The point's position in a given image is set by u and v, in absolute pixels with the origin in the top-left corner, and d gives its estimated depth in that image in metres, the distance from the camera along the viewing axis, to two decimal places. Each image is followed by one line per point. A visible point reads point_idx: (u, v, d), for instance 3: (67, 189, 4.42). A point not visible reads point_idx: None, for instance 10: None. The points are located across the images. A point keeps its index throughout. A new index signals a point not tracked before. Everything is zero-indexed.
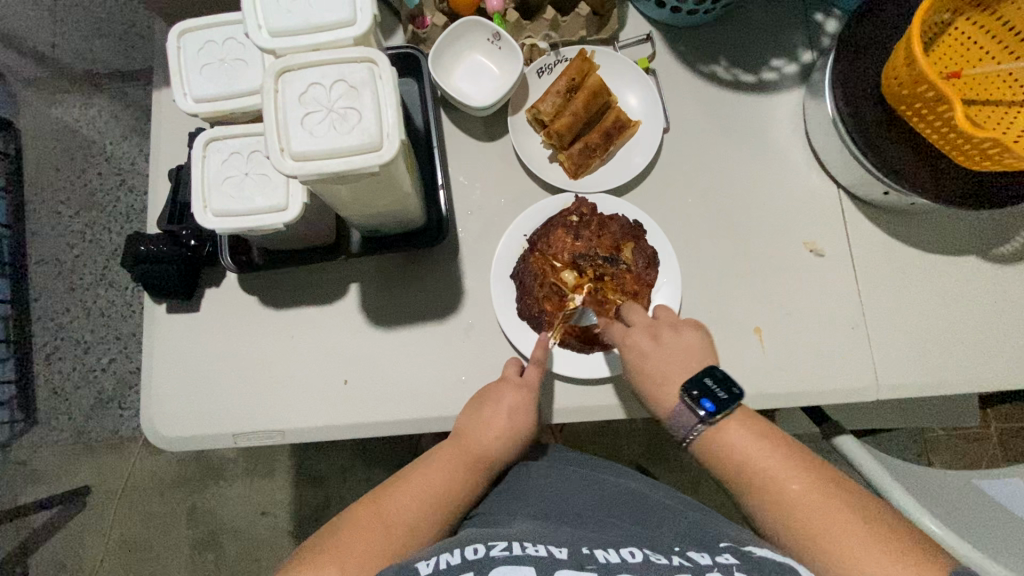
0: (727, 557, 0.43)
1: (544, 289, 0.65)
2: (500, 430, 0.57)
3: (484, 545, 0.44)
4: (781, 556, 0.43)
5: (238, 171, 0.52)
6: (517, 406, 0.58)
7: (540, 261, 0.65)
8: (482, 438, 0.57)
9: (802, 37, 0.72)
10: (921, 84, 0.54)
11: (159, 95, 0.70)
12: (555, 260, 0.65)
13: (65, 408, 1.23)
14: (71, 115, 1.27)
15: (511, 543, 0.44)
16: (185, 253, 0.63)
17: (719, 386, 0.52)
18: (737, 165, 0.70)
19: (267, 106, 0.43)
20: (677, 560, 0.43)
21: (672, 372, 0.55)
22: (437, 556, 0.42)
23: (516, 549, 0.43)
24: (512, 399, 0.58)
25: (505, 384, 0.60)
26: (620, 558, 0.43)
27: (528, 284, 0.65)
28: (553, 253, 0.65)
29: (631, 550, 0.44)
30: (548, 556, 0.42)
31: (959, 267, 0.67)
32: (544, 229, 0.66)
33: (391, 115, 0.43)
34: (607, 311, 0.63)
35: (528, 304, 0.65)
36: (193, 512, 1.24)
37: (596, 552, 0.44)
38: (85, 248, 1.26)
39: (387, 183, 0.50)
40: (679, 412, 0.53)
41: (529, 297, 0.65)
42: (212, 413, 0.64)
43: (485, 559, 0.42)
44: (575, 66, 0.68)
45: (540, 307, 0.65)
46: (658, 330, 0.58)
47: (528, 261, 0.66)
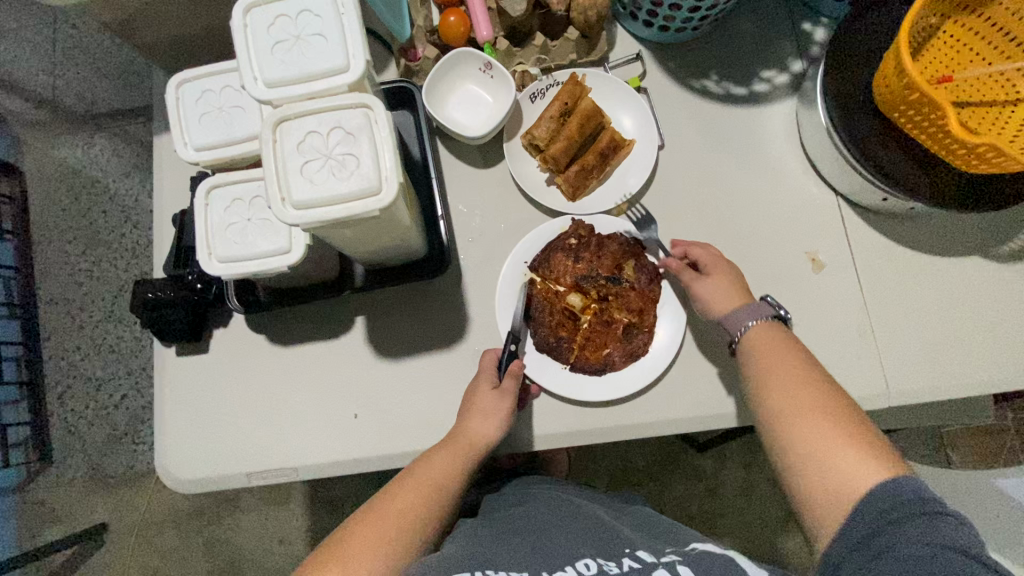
0: (670, 557, 0.49)
1: (552, 317, 0.66)
2: (479, 429, 0.58)
3: (454, 573, 0.47)
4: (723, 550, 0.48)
5: (240, 217, 0.53)
6: (498, 403, 0.59)
7: (544, 289, 0.66)
8: (463, 438, 0.57)
9: (791, 47, 0.73)
10: (911, 91, 0.55)
11: (160, 141, 0.71)
12: (558, 288, 0.66)
13: (80, 447, 1.22)
14: (74, 156, 1.30)
15: (475, 573, 0.46)
16: (192, 297, 0.64)
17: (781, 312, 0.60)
18: (733, 178, 0.71)
19: (267, 157, 0.44)
20: (626, 565, 0.48)
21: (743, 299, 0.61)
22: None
23: (485, 574, 0.46)
24: (486, 400, 0.59)
25: (483, 385, 0.60)
26: (577, 571, 0.47)
27: (533, 315, 0.66)
28: (555, 279, 0.66)
29: (586, 562, 0.49)
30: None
31: (964, 268, 0.67)
32: (545, 257, 0.66)
33: (388, 159, 0.44)
34: (614, 327, 0.65)
35: (545, 336, 0.65)
36: (211, 543, 1.28)
37: (557, 572, 0.48)
38: (93, 286, 1.27)
39: (388, 222, 0.51)
40: (758, 306, 0.58)
41: (537, 328, 0.66)
42: (225, 453, 0.65)
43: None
44: (568, 90, 0.69)
45: (552, 336, 0.65)
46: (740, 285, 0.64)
47: (531, 291, 0.66)
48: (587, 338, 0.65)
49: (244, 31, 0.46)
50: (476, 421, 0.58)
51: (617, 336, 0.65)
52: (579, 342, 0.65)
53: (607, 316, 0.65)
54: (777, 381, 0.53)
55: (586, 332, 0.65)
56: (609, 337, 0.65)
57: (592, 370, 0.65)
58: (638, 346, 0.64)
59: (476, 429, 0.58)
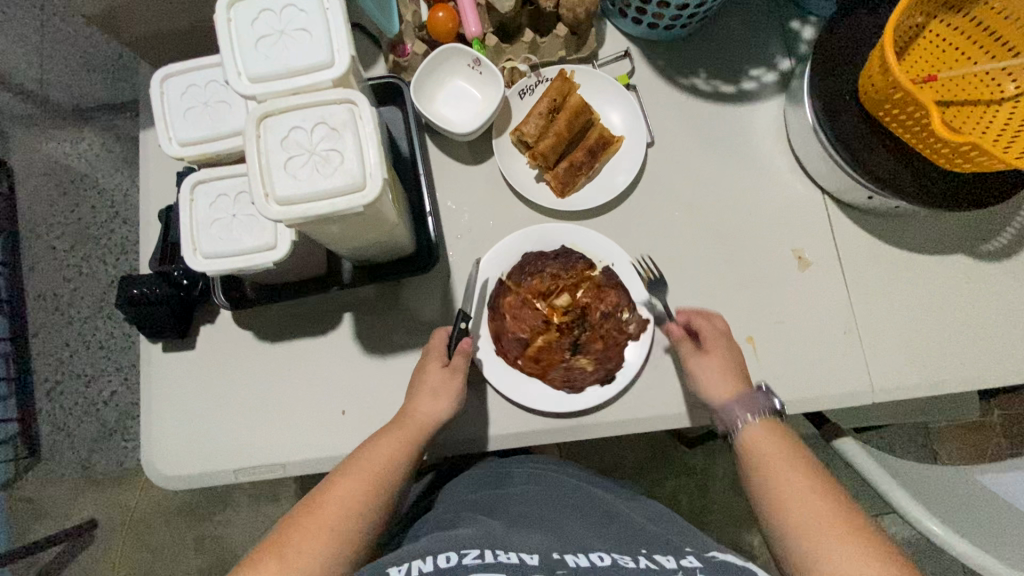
0: (691, 561, 0.46)
1: (538, 283, 0.67)
2: (425, 411, 0.57)
3: (457, 552, 0.45)
4: (742, 561, 0.46)
5: (225, 213, 0.52)
6: (444, 378, 0.59)
7: (552, 262, 0.68)
8: (407, 421, 0.57)
9: (779, 45, 0.73)
10: (895, 91, 0.55)
11: (146, 135, 0.70)
12: (567, 275, 0.67)
13: (69, 443, 1.24)
14: (62, 151, 1.28)
15: (484, 551, 0.45)
16: (177, 293, 0.63)
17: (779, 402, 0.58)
18: (721, 175, 0.71)
19: (250, 153, 0.43)
20: (644, 563, 0.45)
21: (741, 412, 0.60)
22: (409, 562, 0.44)
23: (489, 556, 0.44)
24: (433, 377, 0.59)
25: (433, 364, 0.59)
26: (590, 563, 0.45)
27: (524, 274, 0.67)
28: (570, 268, 0.68)
29: (600, 554, 0.46)
30: (520, 562, 0.44)
31: (948, 266, 0.68)
32: (569, 248, 0.68)
33: (373, 155, 0.44)
34: (530, 326, 0.66)
35: (532, 260, 0.68)
36: (200, 539, 1.24)
37: (566, 556, 0.45)
38: (82, 282, 1.26)
39: (374, 218, 0.51)
40: (753, 399, 0.56)
41: (519, 279, 0.67)
42: (212, 449, 0.65)
43: (457, 567, 0.43)
44: (557, 86, 0.68)
45: (514, 293, 0.67)
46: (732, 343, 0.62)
47: (540, 255, 0.68)
48: (530, 326, 0.66)
49: (227, 25, 0.46)
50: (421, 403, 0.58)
51: (556, 356, 0.65)
52: (519, 312, 0.66)
53: (563, 342, 0.66)
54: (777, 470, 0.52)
55: (543, 321, 0.66)
56: (547, 353, 0.65)
57: (501, 348, 0.66)
58: (564, 379, 0.65)
59: (420, 415, 0.57)
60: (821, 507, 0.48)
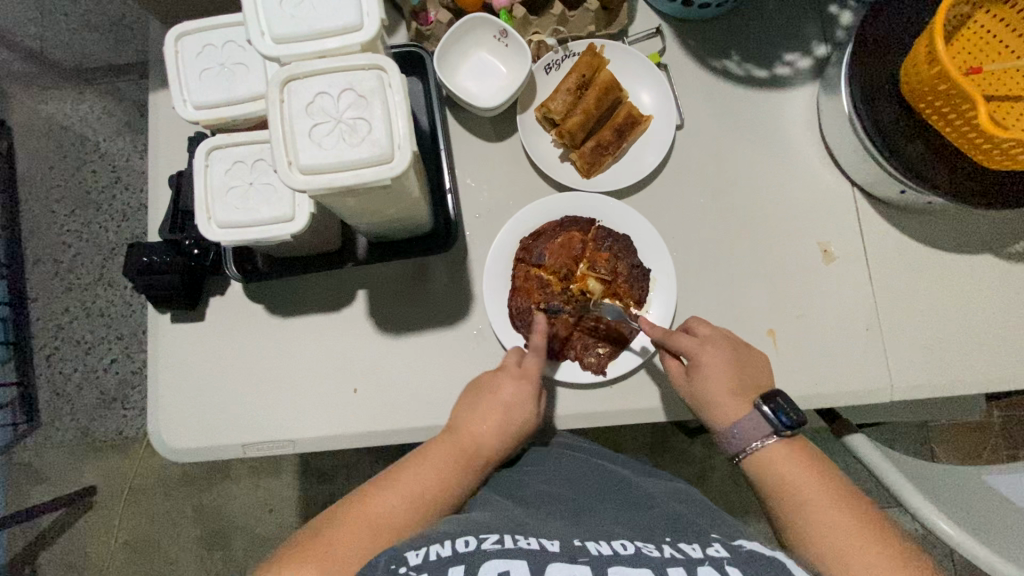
0: (718, 549, 0.43)
1: (606, 255, 0.64)
2: (480, 433, 0.56)
3: (475, 538, 0.43)
4: (770, 550, 0.44)
5: (242, 181, 0.50)
6: (512, 404, 0.57)
7: (625, 264, 0.64)
8: (465, 436, 0.55)
9: (816, 30, 0.70)
10: (941, 81, 0.53)
11: (156, 98, 0.68)
12: (620, 286, 0.64)
13: (69, 410, 1.22)
14: (63, 112, 1.25)
15: (503, 536, 0.43)
16: (189, 262, 0.62)
17: (791, 407, 0.54)
18: (749, 163, 0.69)
19: (273, 118, 0.41)
20: (669, 553, 0.43)
21: (748, 383, 0.56)
22: (427, 546, 0.42)
23: (508, 542, 0.42)
24: (503, 399, 0.57)
25: (503, 374, 0.59)
26: (612, 551, 0.43)
27: (609, 239, 0.65)
28: (628, 284, 0.64)
29: (622, 541, 0.44)
30: (541, 549, 0.42)
31: (976, 266, 0.66)
32: (643, 273, 0.65)
33: (402, 125, 0.42)
34: (552, 256, 0.63)
35: (621, 241, 0.65)
36: (199, 509, 1.24)
37: (587, 543, 0.44)
38: (83, 247, 1.24)
39: (399, 191, 0.49)
40: (753, 420, 0.54)
41: (600, 239, 0.65)
42: (220, 423, 0.64)
43: (477, 551, 0.41)
44: (585, 61, 0.66)
45: (580, 237, 0.65)
46: (735, 344, 0.59)
47: (633, 252, 0.65)
48: (552, 261, 0.63)
49: None
50: (484, 401, 0.57)
51: (532, 295, 0.64)
52: (569, 243, 0.64)
53: (545, 303, 0.64)
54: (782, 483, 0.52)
55: (567, 271, 0.64)
56: (529, 285, 0.64)
57: (527, 237, 0.65)
58: (510, 305, 0.64)
59: (478, 427, 0.56)
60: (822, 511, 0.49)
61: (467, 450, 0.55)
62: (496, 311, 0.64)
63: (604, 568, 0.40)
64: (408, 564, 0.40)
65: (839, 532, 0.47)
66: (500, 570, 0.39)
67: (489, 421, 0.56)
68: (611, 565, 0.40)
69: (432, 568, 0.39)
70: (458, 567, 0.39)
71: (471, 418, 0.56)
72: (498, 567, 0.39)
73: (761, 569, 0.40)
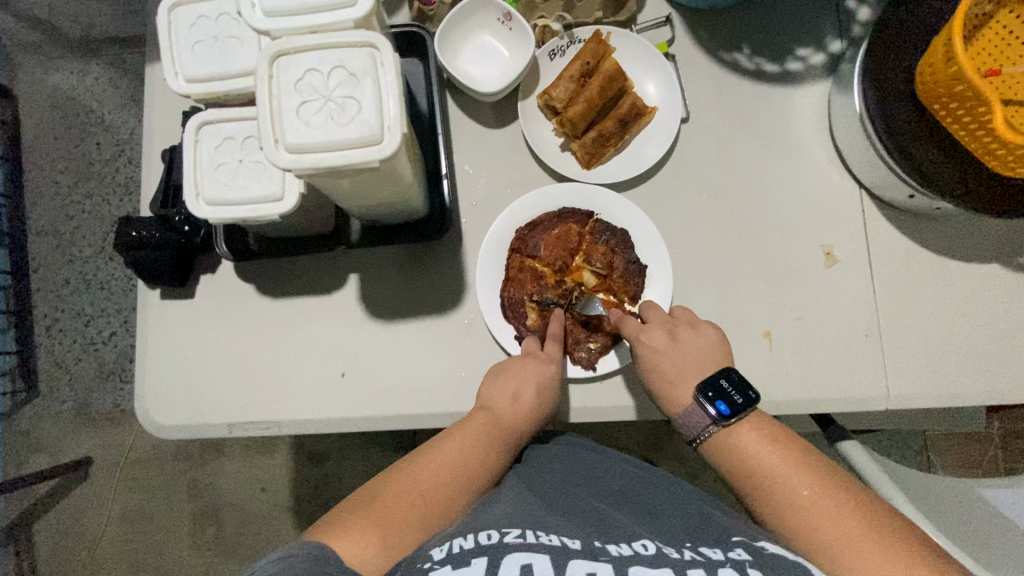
0: (739, 554, 0.43)
1: (603, 249, 0.63)
2: (515, 411, 0.56)
3: (497, 531, 0.43)
4: (793, 555, 0.43)
5: (232, 158, 0.49)
6: (545, 382, 0.58)
7: (621, 259, 0.63)
8: (504, 413, 0.55)
9: (831, 25, 0.68)
10: (957, 83, 0.51)
11: (152, 70, 0.67)
12: (615, 281, 0.63)
13: (67, 380, 1.23)
14: (69, 83, 1.24)
15: (525, 531, 0.43)
16: (179, 239, 0.61)
17: (733, 390, 0.53)
18: (755, 160, 0.67)
19: (260, 93, 0.40)
20: (690, 555, 0.42)
21: (688, 371, 0.56)
22: (450, 540, 0.42)
23: (531, 537, 0.42)
24: (538, 372, 0.58)
25: (534, 356, 0.59)
26: (634, 551, 0.42)
27: (606, 233, 0.64)
28: (623, 279, 0.63)
29: (643, 542, 0.44)
30: (562, 546, 0.42)
31: (983, 275, 0.65)
32: (640, 268, 0.64)
33: (393, 106, 0.41)
34: (547, 248, 0.62)
35: (618, 235, 0.64)
36: (193, 485, 1.25)
37: (608, 544, 0.43)
38: (85, 220, 1.23)
39: (390, 176, 0.48)
40: (691, 411, 0.54)
41: (598, 233, 0.64)
42: (208, 402, 0.63)
43: (500, 545, 0.41)
44: (590, 49, 0.64)
45: (577, 230, 0.63)
46: (675, 328, 0.58)
47: (630, 247, 0.64)
48: (548, 253, 0.62)
49: None
50: (521, 381, 0.57)
51: (526, 286, 0.63)
52: (566, 236, 0.63)
53: (538, 295, 0.62)
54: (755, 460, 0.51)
55: (563, 264, 0.62)
56: (523, 275, 0.63)
57: (523, 228, 0.64)
58: (503, 295, 0.63)
59: (516, 407, 0.56)
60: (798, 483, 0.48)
61: (507, 427, 0.55)
62: (489, 301, 0.63)
63: (626, 568, 0.40)
64: (432, 559, 0.40)
65: (816, 501, 0.47)
66: (523, 562, 0.39)
67: (529, 403, 0.56)
68: (631, 566, 0.40)
69: (454, 560, 0.39)
70: (481, 559, 0.39)
71: (511, 398, 0.56)
72: (520, 560, 0.39)
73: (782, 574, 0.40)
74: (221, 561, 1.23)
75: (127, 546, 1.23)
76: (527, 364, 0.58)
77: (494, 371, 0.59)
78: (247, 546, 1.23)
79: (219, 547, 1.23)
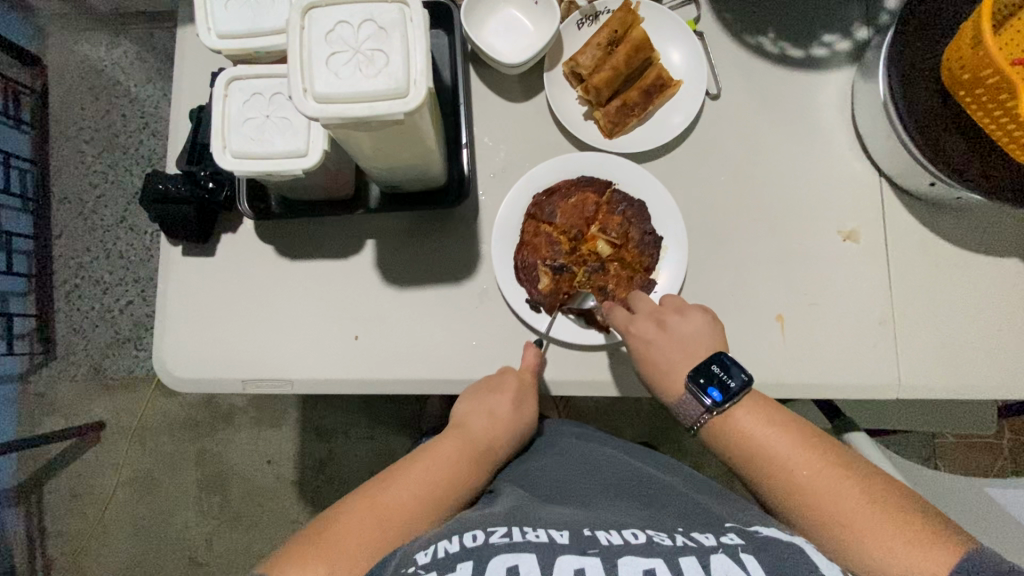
0: (732, 538, 0.43)
1: (619, 219, 0.63)
2: (484, 427, 0.57)
3: (483, 532, 0.43)
4: (788, 535, 0.43)
5: (259, 113, 0.51)
6: (520, 394, 0.59)
7: (637, 230, 0.63)
8: (478, 431, 0.56)
9: (859, 11, 0.68)
10: (987, 70, 0.50)
11: (184, 32, 0.68)
12: (630, 250, 0.63)
13: (83, 345, 1.25)
14: (98, 54, 1.26)
15: (511, 529, 0.43)
16: (202, 195, 0.62)
17: (725, 374, 0.53)
18: (776, 145, 0.67)
19: (293, 44, 0.41)
20: (681, 542, 0.42)
21: (679, 360, 0.55)
22: (435, 544, 0.41)
23: (516, 536, 0.42)
24: (510, 388, 0.59)
25: (507, 372, 0.61)
26: (623, 541, 0.42)
27: (623, 204, 0.64)
28: (638, 250, 0.63)
29: (633, 532, 0.44)
30: (549, 541, 0.41)
31: (1000, 268, 0.64)
32: (655, 241, 0.64)
33: (419, 61, 0.41)
34: (564, 215, 0.63)
35: (634, 205, 0.64)
36: (201, 454, 1.27)
37: (598, 535, 0.43)
38: (107, 189, 1.26)
39: (410, 135, 0.48)
40: (685, 400, 0.54)
41: (614, 203, 0.64)
42: (223, 358, 0.65)
43: (485, 546, 0.41)
44: (619, 18, 0.64)
45: (594, 199, 0.64)
46: (663, 316, 0.57)
47: (645, 219, 0.64)
48: (563, 220, 0.63)
49: None
50: (495, 401, 0.58)
51: (540, 251, 0.63)
52: (582, 204, 0.63)
53: (551, 260, 0.62)
54: (770, 450, 0.50)
55: (577, 232, 0.63)
56: (538, 240, 0.63)
57: (540, 194, 0.65)
58: (517, 260, 0.64)
59: (489, 423, 0.57)
60: (815, 473, 0.48)
61: (477, 445, 0.55)
62: (504, 268, 0.64)
63: (614, 558, 0.40)
64: (416, 563, 0.39)
65: (832, 491, 0.46)
66: (507, 564, 0.38)
67: (504, 421, 0.58)
68: (621, 556, 0.40)
69: (439, 565, 0.39)
70: (465, 563, 0.39)
71: (484, 417, 0.57)
72: (505, 563, 0.39)
73: (777, 560, 0.39)
74: (225, 531, 1.25)
75: (133, 511, 1.26)
76: (501, 386, 0.59)
77: (466, 394, 0.60)
78: (251, 516, 1.25)
79: (224, 517, 1.25)
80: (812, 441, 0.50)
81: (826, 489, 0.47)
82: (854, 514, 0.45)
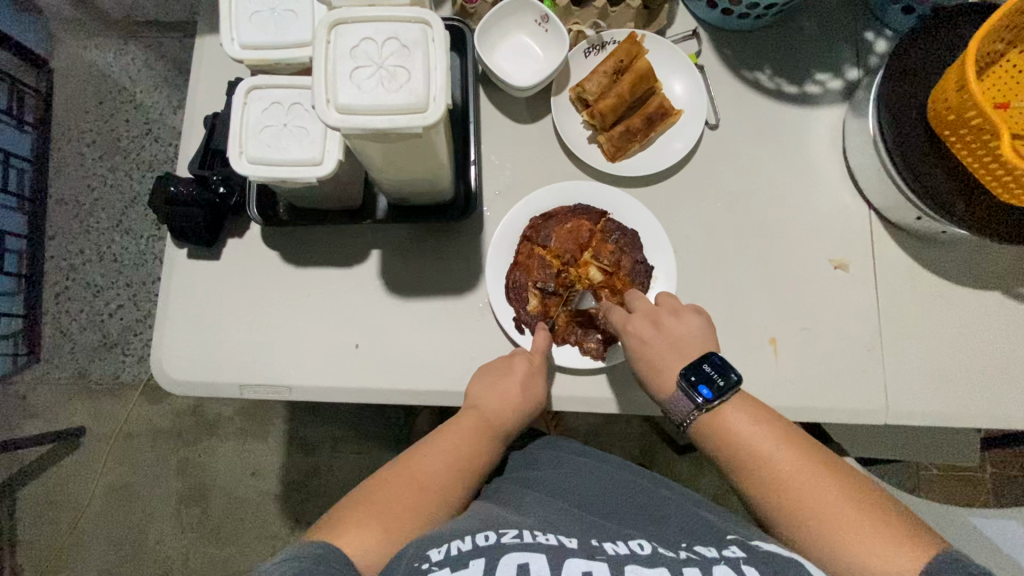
0: (734, 551, 0.43)
1: (612, 247, 0.65)
2: (500, 406, 0.57)
3: (495, 532, 0.43)
4: (790, 552, 0.43)
5: (277, 121, 0.52)
6: (533, 376, 0.59)
7: (629, 258, 0.65)
8: (493, 411, 0.57)
9: (850, 53, 0.72)
10: (971, 111, 0.53)
11: (203, 41, 0.70)
12: (620, 278, 0.65)
13: (68, 348, 1.23)
14: (106, 59, 1.27)
15: (522, 531, 0.44)
16: (213, 200, 0.63)
17: (716, 373, 0.53)
18: (770, 175, 0.70)
19: (318, 57, 0.43)
20: (685, 554, 0.43)
21: (671, 357, 0.55)
22: (448, 542, 0.42)
23: (527, 538, 0.43)
24: (524, 370, 0.59)
25: (518, 356, 0.60)
26: (630, 551, 0.42)
27: (617, 233, 0.66)
28: (629, 277, 0.65)
29: (640, 543, 0.44)
30: (559, 546, 0.42)
31: (982, 301, 0.67)
32: (646, 269, 0.65)
33: (440, 78, 0.43)
34: (559, 243, 0.65)
35: (622, 232, 0.66)
36: (183, 465, 1.24)
37: (604, 544, 0.43)
38: (105, 192, 1.26)
39: (424, 149, 0.50)
40: (677, 398, 0.54)
41: (608, 231, 0.66)
42: (222, 361, 0.65)
43: (496, 545, 0.41)
44: (624, 48, 0.67)
45: (589, 226, 0.66)
46: (659, 316, 0.58)
47: (638, 249, 0.66)
48: (558, 244, 0.65)
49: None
50: (509, 381, 0.58)
51: (532, 272, 0.65)
52: (578, 230, 0.65)
53: (542, 283, 0.64)
54: (763, 451, 0.49)
55: (571, 257, 0.65)
56: (531, 262, 0.65)
57: (537, 218, 0.67)
58: (507, 278, 0.66)
59: (506, 402, 0.57)
60: (811, 478, 0.47)
61: (496, 421, 0.57)
62: (495, 285, 0.65)
63: (621, 566, 0.40)
64: (430, 560, 0.40)
65: (829, 498, 0.46)
66: (519, 562, 0.39)
67: (518, 403, 0.57)
68: (627, 564, 0.40)
69: (452, 562, 0.39)
70: (479, 559, 0.39)
71: (500, 398, 0.57)
72: (517, 560, 0.39)
73: (777, 569, 0.40)
74: (202, 544, 1.22)
75: (107, 522, 1.22)
76: (515, 366, 0.59)
77: (481, 371, 0.60)
78: (230, 529, 1.22)
79: (203, 529, 1.22)
80: (810, 447, 0.50)
81: (821, 496, 0.46)
82: (847, 520, 0.45)
